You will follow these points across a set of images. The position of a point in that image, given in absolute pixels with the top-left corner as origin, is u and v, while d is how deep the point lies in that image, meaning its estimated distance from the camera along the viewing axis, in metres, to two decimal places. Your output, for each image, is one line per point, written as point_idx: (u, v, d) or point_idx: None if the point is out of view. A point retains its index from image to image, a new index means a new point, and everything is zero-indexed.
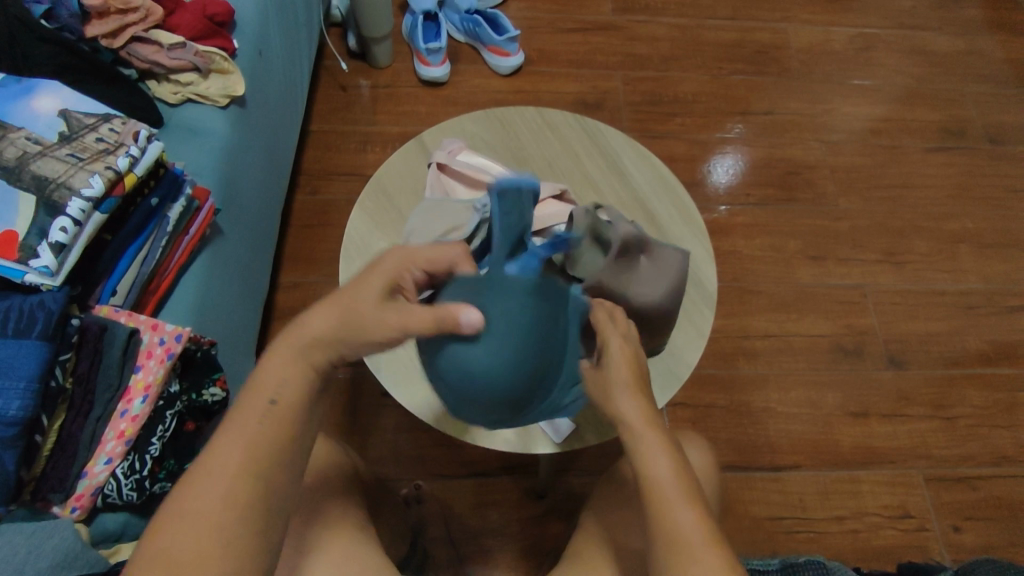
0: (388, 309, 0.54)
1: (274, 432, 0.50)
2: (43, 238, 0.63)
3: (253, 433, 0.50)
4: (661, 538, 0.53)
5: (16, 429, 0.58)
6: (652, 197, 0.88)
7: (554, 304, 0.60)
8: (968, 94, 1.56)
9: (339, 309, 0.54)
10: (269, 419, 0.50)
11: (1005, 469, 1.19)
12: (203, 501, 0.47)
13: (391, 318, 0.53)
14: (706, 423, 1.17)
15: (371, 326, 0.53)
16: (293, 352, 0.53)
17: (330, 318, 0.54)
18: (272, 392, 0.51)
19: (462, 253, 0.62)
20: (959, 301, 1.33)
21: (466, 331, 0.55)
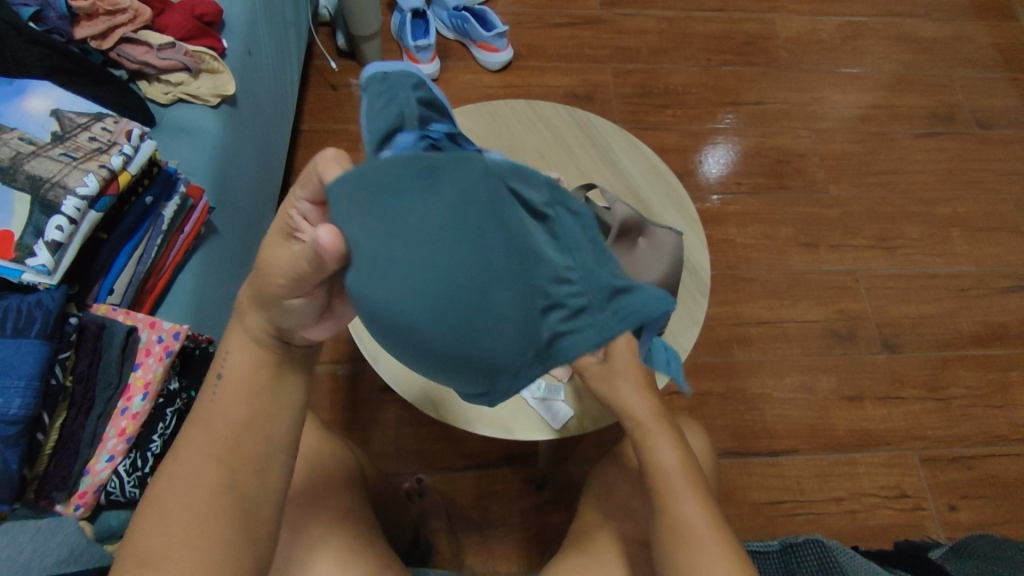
0: (270, 261, 0.44)
1: (231, 410, 0.50)
2: (39, 237, 0.63)
3: (210, 415, 0.50)
4: (667, 524, 0.59)
5: (17, 428, 0.58)
6: (643, 186, 0.89)
7: (465, 183, 0.39)
8: (955, 80, 1.57)
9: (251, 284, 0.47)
10: (222, 398, 0.51)
11: (1000, 448, 1.21)
12: (169, 486, 0.48)
13: (274, 270, 0.44)
14: (703, 410, 1.18)
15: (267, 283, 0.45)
16: (240, 332, 0.52)
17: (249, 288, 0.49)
18: (219, 369, 0.52)
19: (332, 155, 0.41)
20: (951, 284, 1.34)
21: (337, 258, 0.39)
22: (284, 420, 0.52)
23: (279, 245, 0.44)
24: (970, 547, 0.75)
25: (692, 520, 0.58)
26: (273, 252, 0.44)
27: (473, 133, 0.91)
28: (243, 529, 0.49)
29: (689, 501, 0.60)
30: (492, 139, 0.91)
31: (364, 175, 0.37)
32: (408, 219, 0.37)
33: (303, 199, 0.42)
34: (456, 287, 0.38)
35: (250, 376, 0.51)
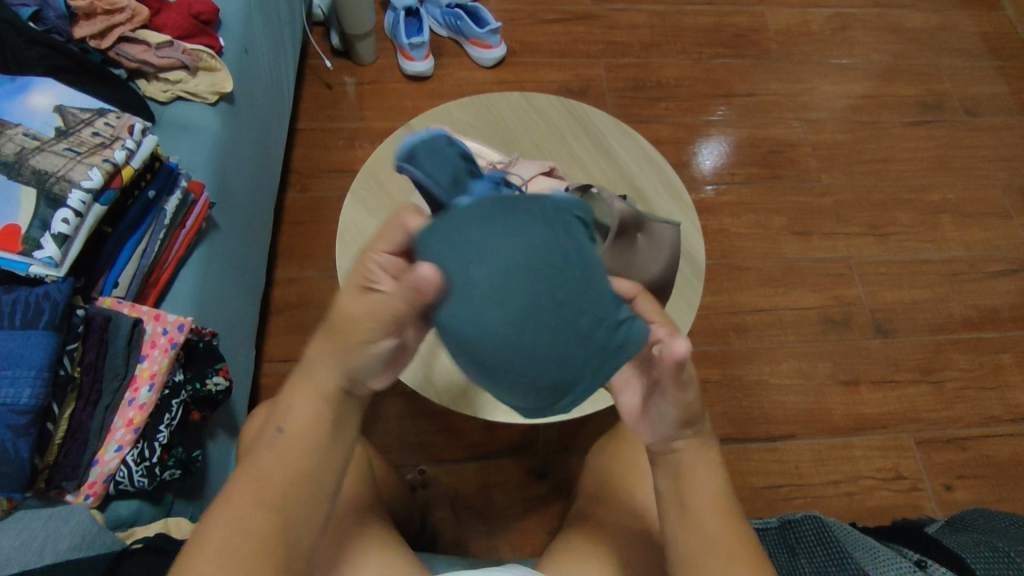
0: (355, 307, 0.49)
1: (286, 457, 0.52)
2: (45, 230, 0.65)
3: (267, 459, 0.52)
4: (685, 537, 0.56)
5: (29, 417, 0.59)
6: (638, 174, 0.91)
7: (523, 213, 0.45)
8: (943, 69, 1.59)
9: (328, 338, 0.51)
10: (280, 445, 0.52)
11: (994, 429, 1.22)
12: (225, 526, 0.49)
13: (360, 314, 0.49)
14: (701, 398, 1.19)
15: (350, 329, 0.50)
16: (302, 383, 0.54)
17: (325, 345, 0.52)
18: (280, 421, 0.53)
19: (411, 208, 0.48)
20: (942, 268, 1.36)
21: (432, 289, 0.44)
22: (335, 469, 0.55)
23: (358, 296, 0.49)
24: (964, 521, 0.77)
25: (706, 536, 0.55)
26: (356, 301, 0.49)
27: (469, 125, 0.92)
28: (287, 570, 0.50)
29: (702, 515, 0.55)
30: (487, 130, 0.93)
31: (448, 222, 0.45)
32: (479, 254, 0.43)
33: (384, 250, 0.48)
34: (520, 318, 0.42)
35: (315, 425, 0.53)
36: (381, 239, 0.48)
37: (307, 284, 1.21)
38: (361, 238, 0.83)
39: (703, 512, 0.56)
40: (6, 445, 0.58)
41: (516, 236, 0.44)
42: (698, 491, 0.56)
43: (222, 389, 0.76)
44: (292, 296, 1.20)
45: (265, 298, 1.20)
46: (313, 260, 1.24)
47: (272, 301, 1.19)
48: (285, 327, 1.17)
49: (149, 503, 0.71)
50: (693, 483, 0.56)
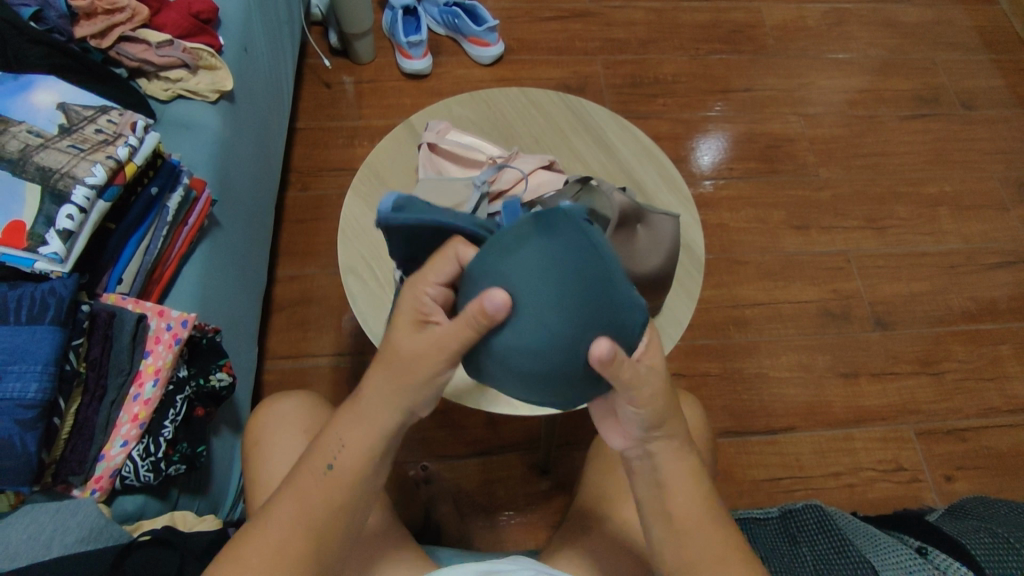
0: (419, 342, 0.51)
1: (329, 497, 0.53)
2: (50, 226, 0.65)
3: (312, 496, 0.52)
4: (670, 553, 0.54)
5: (35, 411, 0.60)
6: (636, 167, 0.91)
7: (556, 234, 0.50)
8: (939, 62, 1.60)
9: (385, 370, 0.52)
10: (325, 484, 0.53)
11: (993, 420, 1.23)
12: (259, 554, 0.50)
13: (424, 345, 0.51)
14: (701, 391, 1.20)
15: (414, 364, 0.51)
16: (355, 418, 0.54)
17: (382, 381, 0.53)
18: (330, 458, 0.53)
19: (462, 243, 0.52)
20: (940, 261, 1.37)
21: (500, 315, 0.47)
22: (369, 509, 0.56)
23: (418, 332, 0.51)
24: (965, 509, 0.77)
25: (694, 545, 0.53)
26: (412, 334, 0.52)
27: (468, 121, 0.93)
28: None
29: (690, 523, 0.53)
30: (486, 125, 0.93)
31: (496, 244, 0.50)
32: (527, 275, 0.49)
33: (435, 283, 0.52)
34: (549, 330, 0.48)
35: (362, 467, 0.53)
36: (432, 273, 0.52)
37: (309, 282, 1.22)
38: (362, 232, 0.84)
39: (690, 520, 0.53)
40: (13, 439, 0.59)
41: (553, 252, 0.49)
42: (682, 502, 0.54)
43: (226, 384, 0.76)
44: (293, 294, 1.20)
45: (267, 297, 1.20)
46: (314, 258, 1.24)
47: (273, 300, 1.20)
48: (287, 325, 1.18)
49: (154, 497, 0.71)
50: (681, 489, 0.54)
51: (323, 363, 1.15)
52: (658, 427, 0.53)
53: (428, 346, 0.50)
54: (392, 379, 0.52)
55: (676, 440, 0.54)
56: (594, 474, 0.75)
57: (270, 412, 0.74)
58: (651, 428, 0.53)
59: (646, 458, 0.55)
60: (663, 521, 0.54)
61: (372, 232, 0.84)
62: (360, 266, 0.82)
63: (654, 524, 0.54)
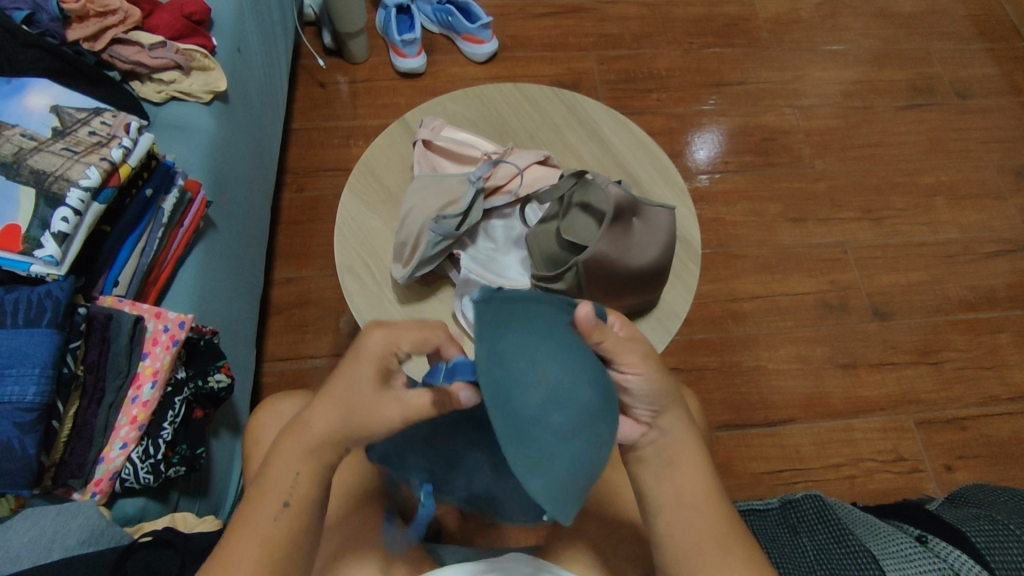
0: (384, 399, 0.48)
1: (289, 531, 0.51)
2: (45, 229, 0.65)
3: (268, 532, 0.51)
4: (681, 539, 0.53)
5: (34, 415, 0.60)
6: (631, 160, 0.91)
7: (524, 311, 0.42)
8: (933, 52, 1.60)
9: (332, 408, 0.49)
10: (283, 519, 0.51)
11: (993, 409, 1.23)
12: None
13: (389, 410, 0.48)
14: (700, 385, 1.20)
15: (371, 422, 0.49)
16: (303, 455, 0.51)
17: (330, 420, 0.50)
18: (285, 495, 0.51)
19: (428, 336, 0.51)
20: (937, 251, 1.37)
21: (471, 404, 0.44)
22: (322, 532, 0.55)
23: (381, 391, 0.49)
24: (965, 497, 0.78)
25: (708, 523, 0.53)
26: (377, 390, 0.49)
27: (463, 117, 0.93)
28: None
29: (701, 502, 0.54)
30: (481, 122, 0.93)
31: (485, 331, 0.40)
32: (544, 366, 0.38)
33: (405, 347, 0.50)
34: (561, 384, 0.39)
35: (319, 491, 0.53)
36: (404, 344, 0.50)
37: (306, 283, 1.22)
38: (359, 230, 0.84)
39: (699, 502, 0.53)
40: (13, 442, 0.59)
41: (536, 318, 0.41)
42: (692, 486, 0.54)
43: (225, 386, 0.76)
44: (291, 295, 1.20)
45: (264, 298, 1.20)
46: (311, 259, 1.24)
47: (271, 301, 1.20)
48: (285, 326, 1.18)
49: (154, 500, 0.71)
50: (689, 472, 0.54)
51: (322, 364, 1.15)
52: (660, 404, 0.51)
53: (388, 404, 0.48)
54: (338, 417, 0.50)
55: (679, 415, 0.53)
56: None
57: (271, 411, 0.75)
58: (653, 405, 0.51)
59: (654, 443, 0.53)
60: (676, 507, 0.53)
61: (369, 230, 0.84)
62: (357, 263, 0.82)
63: (665, 511, 0.54)
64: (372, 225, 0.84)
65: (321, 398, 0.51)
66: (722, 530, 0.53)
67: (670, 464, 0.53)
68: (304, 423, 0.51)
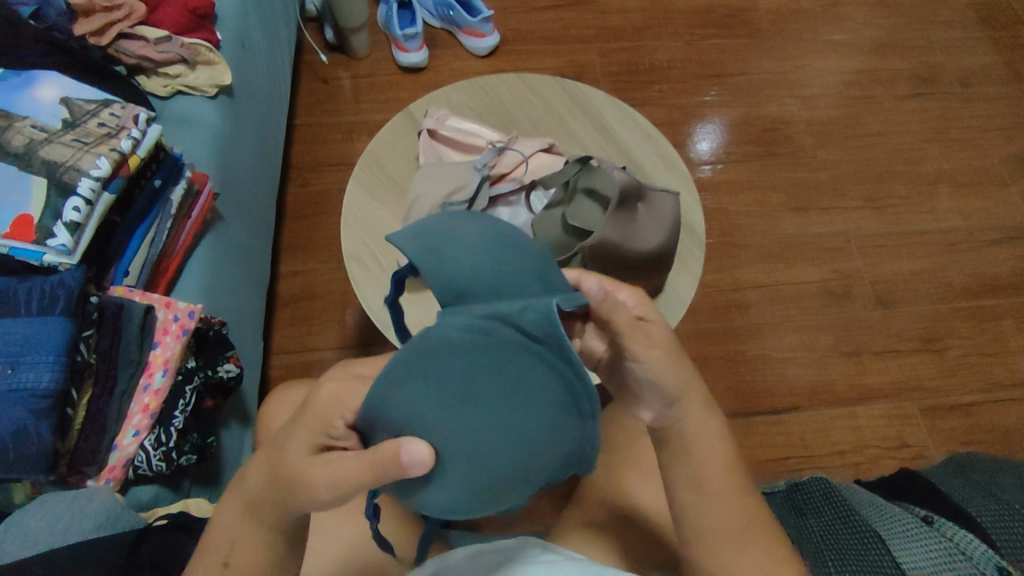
0: (318, 469, 0.45)
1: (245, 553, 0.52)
2: (57, 218, 0.66)
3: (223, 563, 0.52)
4: (697, 524, 0.55)
5: (49, 401, 0.61)
6: (634, 148, 0.92)
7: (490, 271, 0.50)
8: (935, 41, 1.60)
9: (268, 468, 0.49)
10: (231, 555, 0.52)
11: (997, 396, 1.23)
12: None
13: (321, 486, 0.44)
14: (706, 373, 1.20)
15: (301, 493, 0.46)
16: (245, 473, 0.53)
17: (263, 474, 0.50)
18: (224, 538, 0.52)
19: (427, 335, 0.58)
20: (941, 239, 1.37)
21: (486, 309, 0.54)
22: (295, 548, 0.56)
23: (317, 464, 0.45)
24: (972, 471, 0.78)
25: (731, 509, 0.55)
26: (315, 463, 0.45)
27: (466, 107, 0.94)
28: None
29: (724, 487, 0.55)
30: (485, 112, 0.94)
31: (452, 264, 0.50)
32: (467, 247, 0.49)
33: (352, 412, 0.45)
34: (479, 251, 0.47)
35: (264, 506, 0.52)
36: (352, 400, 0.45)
37: (311, 276, 1.22)
38: (365, 220, 0.84)
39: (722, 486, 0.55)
40: (29, 428, 0.60)
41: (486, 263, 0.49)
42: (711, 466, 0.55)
43: (234, 375, 0.77)
44: (297, 288, 1.21)
45: (270, 293, 1.21)
46: (316, 253, 1.25)
47: (276, 296, 1.21)
48: (290, 320, 1.19)
49: (167, 488, 0.72)
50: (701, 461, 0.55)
51: (327, 355, 1.16)
52: (675, 394, 0.53)
53: (318, 480, 0.44)
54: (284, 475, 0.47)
55: (694, 403, 0.55)
56: (600, 457, 0.75)
57: (282, 398, 0.76)
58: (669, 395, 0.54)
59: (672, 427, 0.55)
60: (690, 489, 0.55)
61: (376, 221, 0.84)
62: (364, 253, 0.82)
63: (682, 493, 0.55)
64: (379, 216, 0.85)
65: (264, 453, 0.50)
66: (735, 524, 0.54)
67: (689, 453, 0.55)
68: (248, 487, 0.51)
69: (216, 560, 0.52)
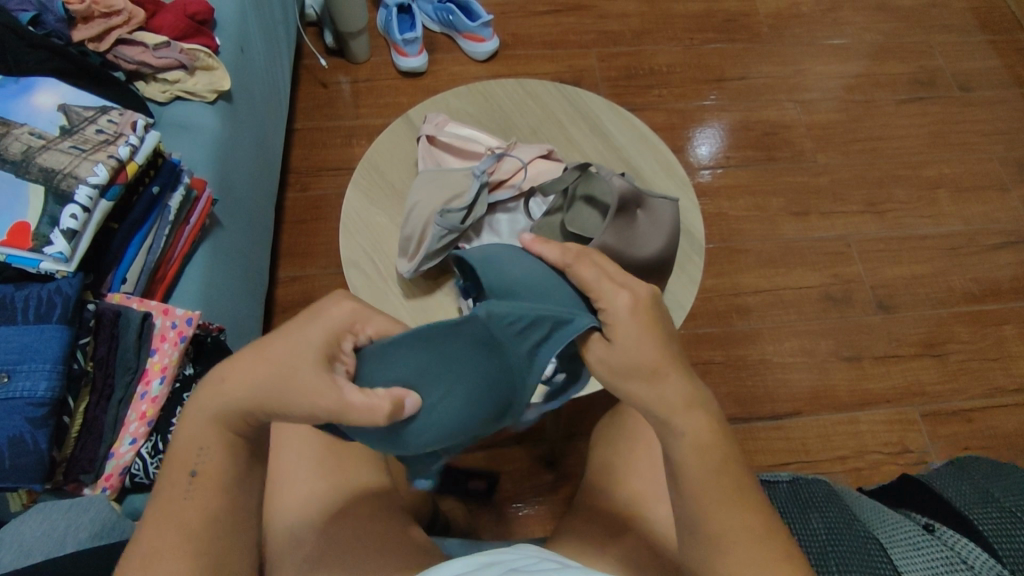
0: (315, 379, 0.48)
1: (216, 496, 0.53)
2: (54, 226, 0.66)
3: (205, 503, 0.52)
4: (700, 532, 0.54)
5: (45, 409, 0.61)
6: (634, 154, 0.91)
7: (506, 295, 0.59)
8: (935, 45, 1.60)
9: (256, 366, 0.50)
10: (195, 489, 0.52)
11: (998, 401, 1.23)
12: (169, 532, 0.51)
13: (312, 395, 0.48)
14: (706, 379, 1.20)
15: (282, 398, 0.49)
16: (212, 391, 0.52)
17: (242, 377, 0.50)
18: (192, 464, 0.53)
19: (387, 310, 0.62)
20: (942, 243, 1.37)
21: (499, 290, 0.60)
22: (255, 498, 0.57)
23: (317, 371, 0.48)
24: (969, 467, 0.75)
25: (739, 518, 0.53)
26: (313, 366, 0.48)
27: (465, 113, 0.94)
28: None
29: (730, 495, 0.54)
30: (484, 117, 0.94)
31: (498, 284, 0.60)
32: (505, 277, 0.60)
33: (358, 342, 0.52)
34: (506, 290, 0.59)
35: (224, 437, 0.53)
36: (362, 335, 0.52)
37: (310, 282, 1.22)
38: (365, 226, 0.84)
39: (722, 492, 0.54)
40: (25, 437, 0.60)
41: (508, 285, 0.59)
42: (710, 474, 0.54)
43: None
44: (297, 293, 1.21)
45: (269, 298, 1.21)
46: (315, 258, 1.25)
47: (275, 300, 1.20)
48: None
49: None
50: (707, 469, 0.54)
51: None
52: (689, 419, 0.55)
53: (314, 390, 0.48)
54: (271, 377, 0.49)
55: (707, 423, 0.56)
56: (600, 462, 0.75)
57: None
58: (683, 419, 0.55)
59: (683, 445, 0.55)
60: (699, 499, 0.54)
61: (375, 227, 0.84)
62: (363, 259, 0.82)
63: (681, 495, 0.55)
64: (378, 221, 0.85)
65: (247, 355, 0.51)
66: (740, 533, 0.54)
67: (705, 468, 0.54)
68: (222, 385, 0.51)
69: (184, 467, 0.52)
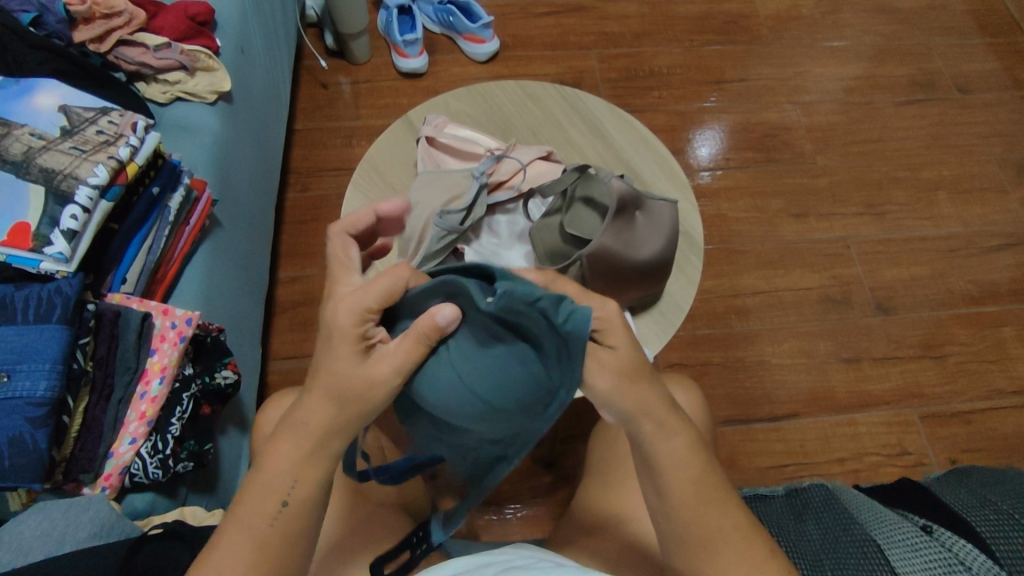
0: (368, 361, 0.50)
1: (286, 531, 0.51)
2: (54, 226, 0.66)
3: (264, 531, 0.50)
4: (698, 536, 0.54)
5: (45, 409, 0.61)
6: (633, 156, 0.92)
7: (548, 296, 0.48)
8: (934, 47, 1.60)
9: (322, 398, 0.50)
10: (280, 520, 0.50)
11: (997, 403, 1.23)
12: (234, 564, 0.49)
13: (375, 374, 0.49)
14: (705, 380, 1.20)
15: (360, 399, 0.50)
16: (293, 438, 0.51)
17: (321, 412, 0.51)
18: (284, 493, 0.51)
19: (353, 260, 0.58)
20: (940, 245, 1.37)
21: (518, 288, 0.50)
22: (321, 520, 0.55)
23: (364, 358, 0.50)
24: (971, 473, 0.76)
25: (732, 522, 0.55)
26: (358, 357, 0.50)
27: (465, 114, 0.94)
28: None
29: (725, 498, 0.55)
30: (484, 119, 0.94)
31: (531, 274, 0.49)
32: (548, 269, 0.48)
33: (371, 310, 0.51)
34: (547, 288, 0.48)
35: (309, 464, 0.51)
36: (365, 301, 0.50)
37: (310, 282, 1.22)
38: None
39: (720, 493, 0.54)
40: (25, 437, 0.60)
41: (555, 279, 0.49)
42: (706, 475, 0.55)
43: (232, 382, 0.76)
44: (297, 293, 1.21)
45: (269, 298, 1.21)
46: (315, 259, 1.25)
47: (275, 301, 1.21)
48: (290, 326, 1.19)
49: (163, 495, 0.72)
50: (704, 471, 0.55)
51: None
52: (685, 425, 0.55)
53: (374, 372, 0.49)
54: (340, 400, 0.50)
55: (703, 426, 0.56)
56: (598, 463, 0.76)
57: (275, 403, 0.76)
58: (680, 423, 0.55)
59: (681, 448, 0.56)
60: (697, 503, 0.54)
61: None
62: None
63: (681, 494, 0.54)
64: None
65: (309, 396, 0.51)
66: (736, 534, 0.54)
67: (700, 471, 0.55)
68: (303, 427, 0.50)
69: (274, 500, 0.50)
